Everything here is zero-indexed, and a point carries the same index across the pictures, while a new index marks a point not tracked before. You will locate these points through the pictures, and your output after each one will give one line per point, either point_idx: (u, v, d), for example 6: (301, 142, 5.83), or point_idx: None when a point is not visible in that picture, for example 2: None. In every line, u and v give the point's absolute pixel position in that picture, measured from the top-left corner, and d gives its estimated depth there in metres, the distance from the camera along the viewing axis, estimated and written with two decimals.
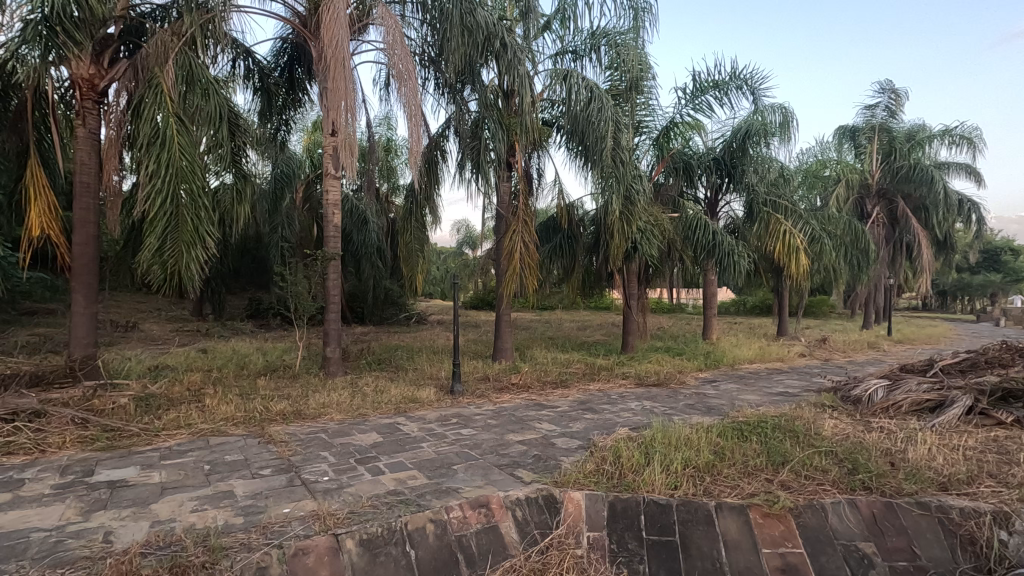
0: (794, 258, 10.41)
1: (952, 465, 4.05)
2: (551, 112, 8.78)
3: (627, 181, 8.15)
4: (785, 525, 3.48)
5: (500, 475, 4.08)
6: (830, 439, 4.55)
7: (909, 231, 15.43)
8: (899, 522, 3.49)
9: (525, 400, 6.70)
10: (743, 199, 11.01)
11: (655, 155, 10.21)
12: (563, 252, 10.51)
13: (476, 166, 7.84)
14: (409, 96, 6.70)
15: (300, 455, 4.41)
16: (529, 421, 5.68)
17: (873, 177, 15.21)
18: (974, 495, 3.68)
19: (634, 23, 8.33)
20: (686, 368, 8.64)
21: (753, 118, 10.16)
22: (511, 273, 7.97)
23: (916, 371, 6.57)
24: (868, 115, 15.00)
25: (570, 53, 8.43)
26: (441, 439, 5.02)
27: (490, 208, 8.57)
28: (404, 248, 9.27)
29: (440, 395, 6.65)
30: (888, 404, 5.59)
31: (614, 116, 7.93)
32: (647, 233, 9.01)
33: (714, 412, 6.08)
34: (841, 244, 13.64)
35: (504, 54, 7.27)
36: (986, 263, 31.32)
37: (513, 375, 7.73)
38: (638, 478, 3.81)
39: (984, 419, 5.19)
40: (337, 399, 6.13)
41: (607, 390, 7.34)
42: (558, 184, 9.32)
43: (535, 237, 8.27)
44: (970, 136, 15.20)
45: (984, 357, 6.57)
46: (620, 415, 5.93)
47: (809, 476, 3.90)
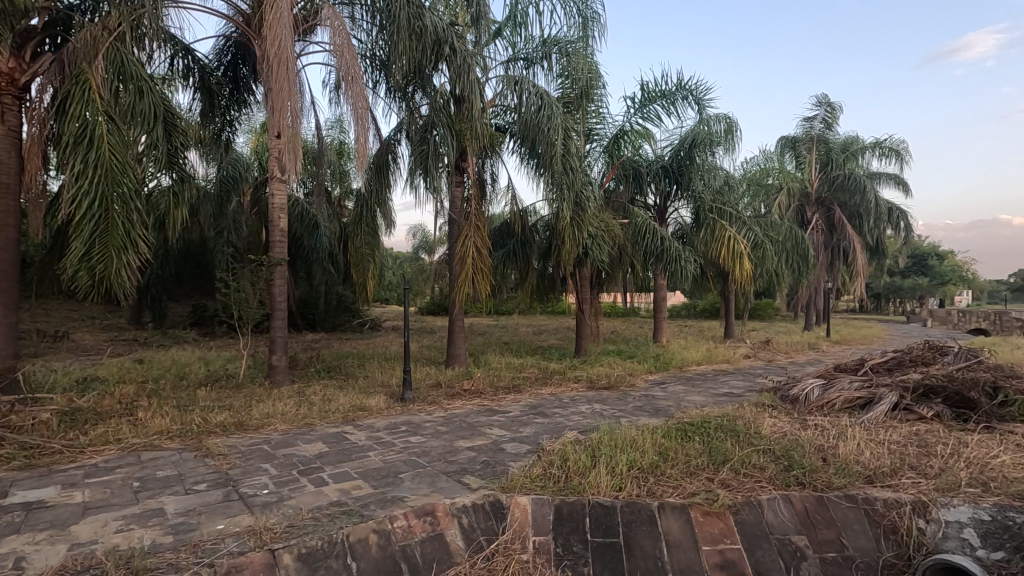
0: (738, 263, 10.82)
1: (878, 459, 4.28)
2: (503, 118, 8.82)
3: (578, 187, 8.26)
4: (724, 523, 3.59)
5: (448, 482, 4.05)
6: (767, 437, 4.73)
7: (845, 237, 16.28)
8: (829, 515, 3.66)
9: (477, 406, 6.67)
10: (690, 206, 11.35)
11: (606, 162, 10.42)
12: (517, 257, 10.58)
13: (427, 171, 7.79)
14: (357, 99, 6.59)
15: (239, 468, 4.26)
16: (479, 427, 5.67)
17: (812, 185, 15.98)
18: (896, 486, 3.89)
19: (583, 33, 8.48)
20: (637, 371, 8.84)
21: (699, 127, 10.51)
22: (463, 277, 7.93)
23: (849, 370, 6.92)
24: (807, 126, 15.78)
25: (521, 60, 8.48)
26: (389, 447, 4.94)
27: (442, 213, 8.55)
28: (354, 254, 9.11)
29: (390, 403, 6.57)
30: (823, 403, 5.86)
31: (564, 123, 8.04)
32: (598, 239, 9.16)
33: (661, 413, 6.24)
34: (784, 250, 14.23)
35: (454, 60, 7.26)
36: (915, 268, 33.54)
37: (465, 380, 7.70)
38: (585, 480, 3.86)
39: (908, 414, 5.52)
40: (282, 409, 5.94)
41: (559, 394, 7.41)
42: (511, 189, 9.36)
43: (487, 243, 8.28)
44: (898, 148, 16.19)
45: (909, 355, 7.00)
46: (570, 418, 6.00)
47: (747, 474, 4.04)
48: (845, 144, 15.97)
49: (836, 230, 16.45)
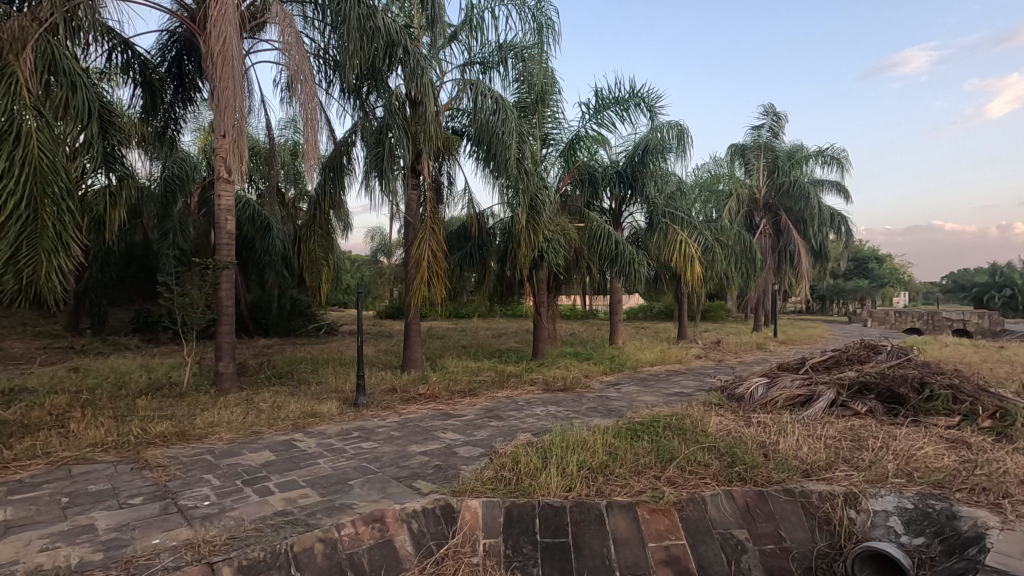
0: (689, 266, 11.14)
1: (815, 453, 4.48)
2: (458, 122, 8.82)
3: (533, 191, 8.34)
4: (669, 519, 3.69)
5: (398, 487, 4.01)
6: (713, 435, 4.88)
7: (791, 241, 16.98)
8: (768, 509, 3.81)
9: (432, 410, 6.63)
10: (644, 210, 11.60)
11: (562, 167, 10.56)
12: (473, 260, 10.56)
13: (382, 173, 7.69)
14: (306, 98, 6.47)
15: (179, 479, 4.10)
16: (433, 431, 5.64)
17: (760, 191, 16.61)
18: (830, 479, 4.09)
19: (538, 39, 8.59)
20: (592, 372, 8.97)
21: (651, 134, 10.78)
22: (418, 281, 7.87)
23: (792, 368, 7.22)
24: (755, 134, 16.38)
25: (477, 65, 8.52)
26: (339, 454, 4.85)
27: (397, 215, 8.47)
28: (307, 256, 8.92)
29: (343, 408, 6.45)
30: (766, 401, 6.10)
31: (518, 128, 8.10)
32: (554, 243, 9.25)
33: (613, 414, 6.36)
34: (734, 254, 14.71)
35: (408, 62, 7.22)
36: (856, 271, 35.36)
37: (421, 385, 7.62)
38: (535, 482, 3.89)
39: (844, 410, 5.80)
40: (228, 417, 5.75)
41: (516, 396, 7.44)
42: (468, 192, 9.37)
43: (442, 246, 8.25)
44: (839, 157, 17.01)
45: (845, 354, 7.36)
46: (524, 421, 6.03)
47: (693, 471, 4.16)
48: (791, 152, 16.67)
49: (782, 234, 17.14)
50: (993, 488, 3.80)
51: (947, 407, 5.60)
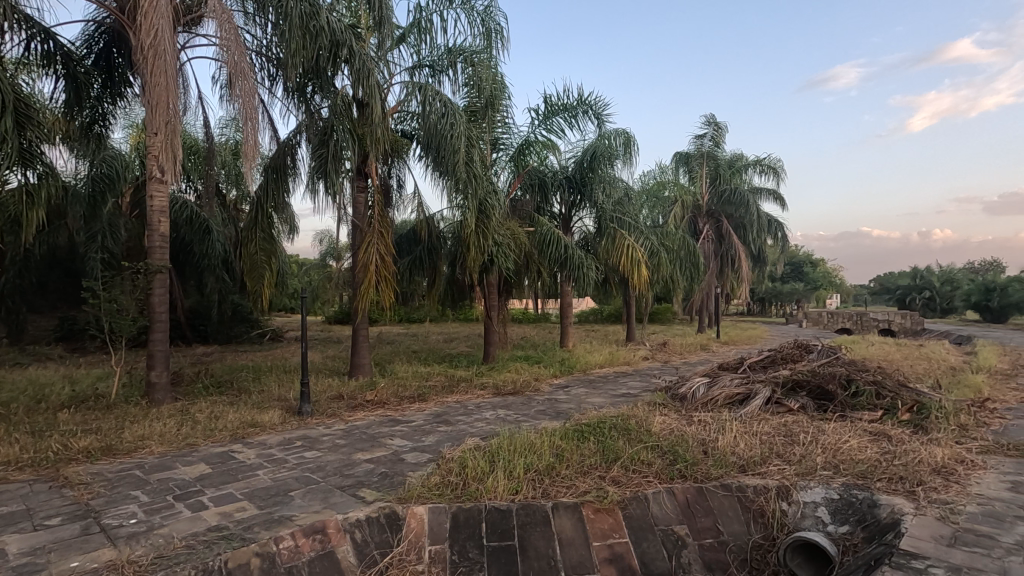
0: (636, 270, 11.42)
1: (750, 449, 4.69)
2: (407, 125, 8.73)
3: (482, 194, 8.33)
4: (613, 518, 3.75)
5: (341, 497, 3.91)
6: (657, 434, 5.01)
7: (732, 246, 17.71)
8: (707, 504, 3.95)
9: (380, 416, 6.51)
10: (593, 215, 11.80)
11: (512, 171, 10.64)
12: (423, 264, 10.45)
13: (327, 175, 7.51)
14: (245, 95, 6.26)
15: (103, 497, 3.86)
16: (380, 438, 5.54)
17: (703, 198, 17.25)
18: (764, 473, 4.28)
19: (487, 44, 8.62)
20: (542, 375, 9.05)
21: (599, 141, 11.01)
22: (366, 286, 7.73)
23: (731, 368, 7.52)
24: (698, 143, 16.99)
25: (426, 68, 8.49)
26: (280, 464, 4.68)
27: (343, 218, 8.30)
28: (247, 260, 8.59)
29: (286, 417, 6.24)
30: (707, 399, 6.33)
31: (467, 132, 8.10)
32: (503, 247, 9.28)
33: (561, 416, 6.44)
34: (679, 258, 15.19)
35: (354, 62, 7.09)
36: (793, 275, 37.33)
37: (368, 391, 7.47)
38: (482, 486, 3.88)
39: (779, 407, 6.11)
40: (161, 429, 5.46)
41: (465, 401, 7.41)
42: (418, 196, 9.30)
43: (390, 249, 8.13)
44: (776, 166, 17.87)
45: (780, 354, 7.72)
46: (474, 425, 6.01)
47: (636, 470, 4.27)
48: (731, 161, 17.40)
49: (723, 239, 17.84)
50: (909, 476, 4.07)
51: (870, 402, 5.97)
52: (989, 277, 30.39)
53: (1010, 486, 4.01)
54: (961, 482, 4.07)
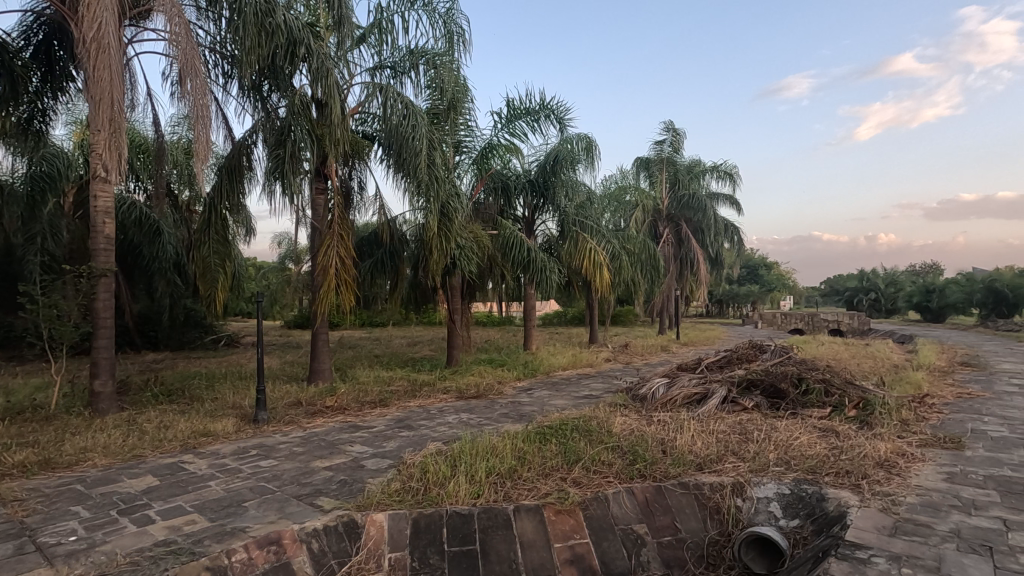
0: (598, 273, 11.56)
1: (707, 447, 4.81)
2: (368, 126, 8.62)
3: (444, 196, 8.29)
4: (574, 519, 3.78)
5: (298, 506, 3.81)
6: (617, 434, 5.08)
7: (691, 250, 18.15)
8: (665, 503, 4.03)
9: (339, 423, 6.38)
10: (556, 218, 11.90)
11: (475, 175, 10.63)
12: (385, 267, 10.31)
13: (284, 175, 7.32)
14: (196, 93, 6.04)
15: (40, 514, 3.64)
16: (340, 444, 5.43)
17: (663, 202, 17.64)
18: (720, 471, 4.39)
19: (449, 46, 8.59)
20: (505, 379, 9.05)
21: (562, 145, 11.12)
22: (325, 289, 7.57)
23: (690, 368, 7.69)
24: (658, 149, 17.36)
25: (388, 69, 8.41)
26: (234, 474, 4.53)
27: (302, 220, 8.11)
28: (200, 263, 8.27)
29: (240, 425, 6.05)
30: (666, 399, 6.46)
31: (429, 135, 8.04)
32: (466, 250, 9.26)
33: (524, 418, 6.47)
34: (640, 262, 15.45)
35: (312, 61, 6.94)
36: (748, 277, 38.66)
37: (328, 397, 7.31)
38: (444, 491, 3.85)
39: (735, 406, 6.30)
40: (105, 441, 5.21)
41: (428, 406, 7.35)
42: (379, 198, 9.18)
43: (351, 252, 7.98)
44: (732, 172, 18.43)
45: (736, 354, 7.96)
46: (436, 430, 5.96)
47: (597, 471, 4.32)
48: (690, 167, 17.85)
49: (683, 243, 18.28)
50: (854, 470, 4.26)
51: (819, 399, 6.22)
52: (928, 280, 32.14)
53: (945, 477, 4.24)
54: (902, 474, 4.28)
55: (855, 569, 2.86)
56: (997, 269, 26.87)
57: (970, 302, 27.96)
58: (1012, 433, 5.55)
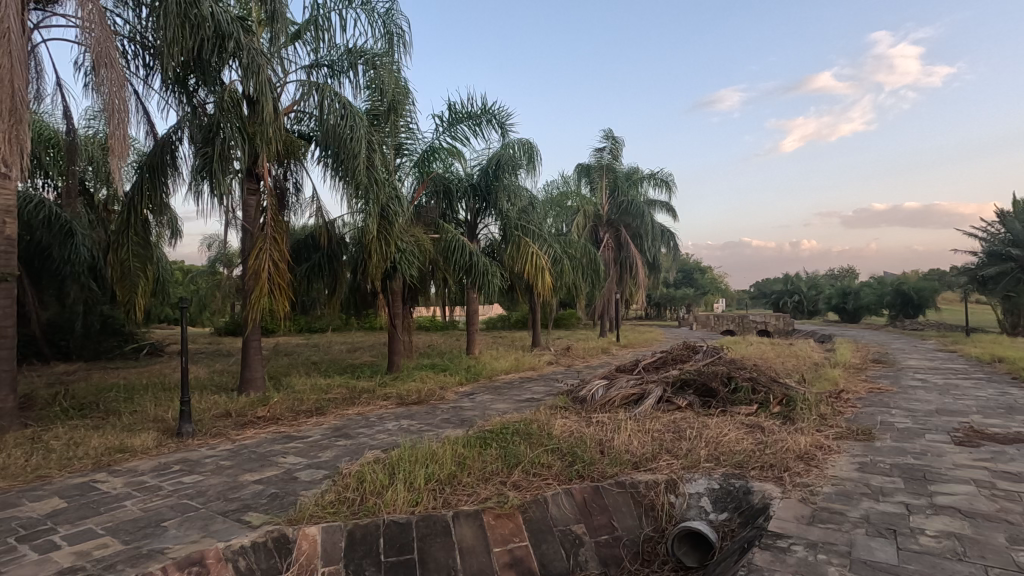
0: (540, 277, 11.68)
1: (643, 446, 4.95)
2: (304, 125, 8.35)
3: (384, 199, 8.13)
4: (513, 523, 3.78)
5: (223, 523, 3.61)
6: (557, 437, 5.14)
7: (630, 254, 18.65)
8: (602, 502, 4.11)
9: (272, 434, 6.11)
10: (498, 222, 11.94)
11: (416, 178, 10.51)
12: (323, 271, 10.00)
13: (212, 174, 6.96)
14: (110, 84, 5.62)
15: None
16: (272, 456, 5.20)
17: (604, 208, 18.07)
18: (655, 469, 4.53)
19: (389, 47, 8.46)
20: (448, 384, 8.95)
21: (504, 150, 11.17)
22: (257, 294, 7.25)
23: (628, 369, 7.91)
24: (598, 156, 17.81)
25: (325, 68, 8.19)
26: (152, 492, 4.23)
27: (232, 222, 7.74)
28: (118, 267, 7.70)
29: (162, 439, 5.68)
30: (605, 401, 6.59)
31: (367, 136, 7.86)
32: (407, 254, 9.13)
33: (465, 423, 6.43)
34: (582, 267, 15.73)
35: (243, 56, 6.65)
36: (684, 281, 40.42)
37: (260, 407, 6.99)
38: (381, 500, 3.76)
39: (669, 405, 6.52)
40: (3, 462, 4.74)
41: (367, 413, 7.17)
42: (317, 200, 8.90)
43: (285, 256, 7.68)
44: (668, 180, 19.13)
45: (670, 355, 8.25)
46: (375, 437, 5.82)
47: (536, 473, 4.35)
48: (629, 174, 18.41)
49: (622, 247, 18.71)
50: (777, 464, 4.50)
51: (747, 397, 6.54)
52: (845, 283, 34.58)
53: (857, 467, 4.57)
54: (819, 466, 4.57)
55: (777, 558, 3.01)
56: (904, 274, 29.29)
57: (881, 303, 30.29)
58: (914, 424, 6.05)
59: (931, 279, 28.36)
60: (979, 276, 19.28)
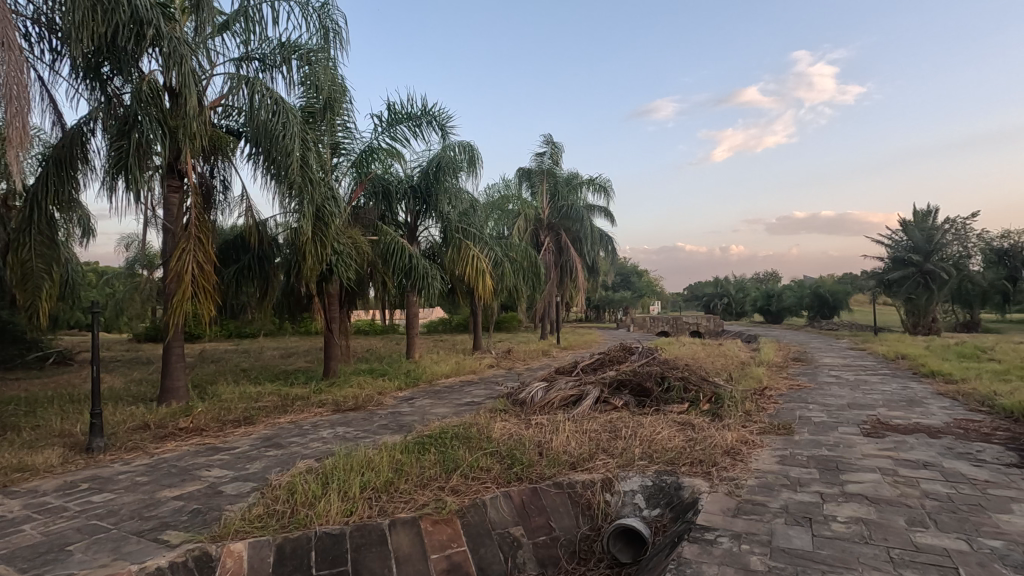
0: (481, 280, 11.66)
1: (580, 446, 5.04)
2: (233, 120, 7.95)
3: (319, 199, 7.87)
4: (451, 528, 3.74)
5: (137, 544, 3.37)
6: (496, 440, 5.14)
7: (570, 258, 18.95)
8: (540, 503, 4.15)
9: (196, 446, 5.76)
10: (439, 225, 11.84)
11: (354, 178, 10.24)
12: (253, 273, 9.55)
13: (127, 170, 6.49)
14: (8, 69, 5.11)
15: None
16: (194, 470, 4.90)
17: (544, 212, 18.30)
18: (591, 468, 4.62)
19: (325, 43, 8.21)
20: (386, 389, 8.76)
21: (444, 152, 11.09)
22: (179, 298, 6.81)
23: (567, 371, 8.04)
24: (539, 161, 18.06)
25: (256, 61, 7.86)
26: (55, 514, 3.88)
27: (151, 221, 7.26)
28: (17, 268, 7.01)
29: (69, 456, 5.23)
30: (544, 403, 6.66)
31: (301, 133, 7.58)
32: (344, 256, 8.87)
33: (403, 429, 6.32)
34: (523, 270, 15.83)
35: (163, 45, 6.25)
36: (621, 284, 41.69)
37: (182, 418, 6.57)
38: (313, 511, 3.62)
39: (606, 405, 6.68)
40: None
41: (300, 421, 6.91)
42: (246, 198, 8.49)
43: (210, 257, 7.27)
44: (607, 186, 19.62)
45: (608, 356, 8.46)
46: (308, 446, 5.61)
47: (475, 477, 4.33)
48: (568, 179, 18.74)
49: (563, 251, 18.95)
50: (706, 459, 4.71)
51: (679, 395, 6.80)
52: (769, 287, 36.73)
53: (778, 460, 4.85)
54: (744, 460, 4.82)
55: (704, 550, 3.14)
56: (821, 277, 31.47)
57: (801, 305, 32.38)
58: (828, 418, 6.49)
59: (845, 283, 30.61)
60: (885, 280, 20.98)
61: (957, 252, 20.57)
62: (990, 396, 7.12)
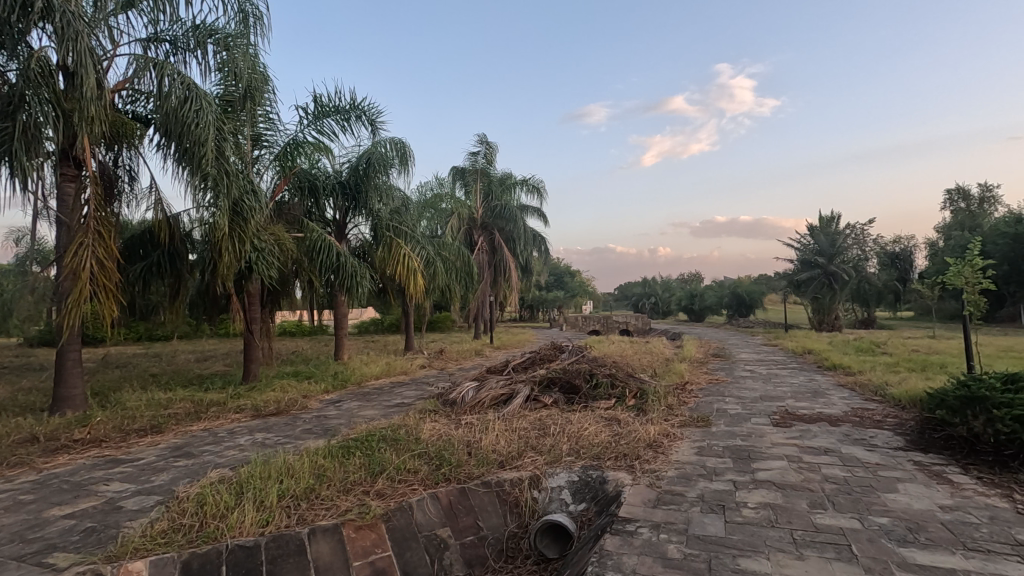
0: (412, 279, 11.44)
1: (509, 445, 5.05)
2: (140, 105, 7.36)
3: (236, 192, 7.42)
4: (376, 533, 3.63)
5: (17, 571, 3.03)
6: (425, 441, 5.05)
7: (503, 257, 18.98)
8: (468, 503, 4.12)
9: (94, 458, 5.29)
10: (369, 223, 11.52)
11: (277, 172, 9.77)
12: (163, 271, 8.88)
13: (12, 155, 5.85)
14: None
15: None
16: (89, 485, 4.48)
17: (477, 211, 18.27)
18: (520, 466, 4.64)
19: (244, 28, 7.75)
20: (312, 392, 8.42)
21: (375, 148, 10.80)
22: (75, 299, 6.20)
23: (498, 370, 8.03)
24: (472, 161, 18.05)
25: (166, 43, 7.32)
26: None
27: (42, 212, 6.59)
28: None
29: None
30: (474, 403, 6.61)
31: (216, 122, 7.11)
32: (265, 254, 8.42)
33: (328, 433, 6.09)
34: (457, 271, 15.70)
35: (55, 19, 5.66)
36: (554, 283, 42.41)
37: (78, 428, 6.01)
38: (224, 523, 3.40)
39: (535, 403, 6.73)
40: None
41: (215, 428, 6.50)
42: (155, 190, 7.89)
43: (112, 254, 6.68)
44: (540, 187, 19.89)
45: (539, 354, 8.54)
46: (223, 455, 5.28)
47: (401, 480, 4.23)
48: (502, 179, 18.83)
49: (496, 251, 18.96)
50: (629, 453, 4.86)
51: (606, 392, 6.98)
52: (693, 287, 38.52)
53: (696, 451, 5.08)
54: (665, 452, 5.01)
55: (625, 541, 3.23)
56: (739, 278, 33.41)
57: (721, 304, 34.24)
58: (744, 410, 6.87)
59: (761, 283, 32.65)
60: (795, 280, 22.59)
61: (857, 255, 22.48)
62: (882, 387, 7.81)
